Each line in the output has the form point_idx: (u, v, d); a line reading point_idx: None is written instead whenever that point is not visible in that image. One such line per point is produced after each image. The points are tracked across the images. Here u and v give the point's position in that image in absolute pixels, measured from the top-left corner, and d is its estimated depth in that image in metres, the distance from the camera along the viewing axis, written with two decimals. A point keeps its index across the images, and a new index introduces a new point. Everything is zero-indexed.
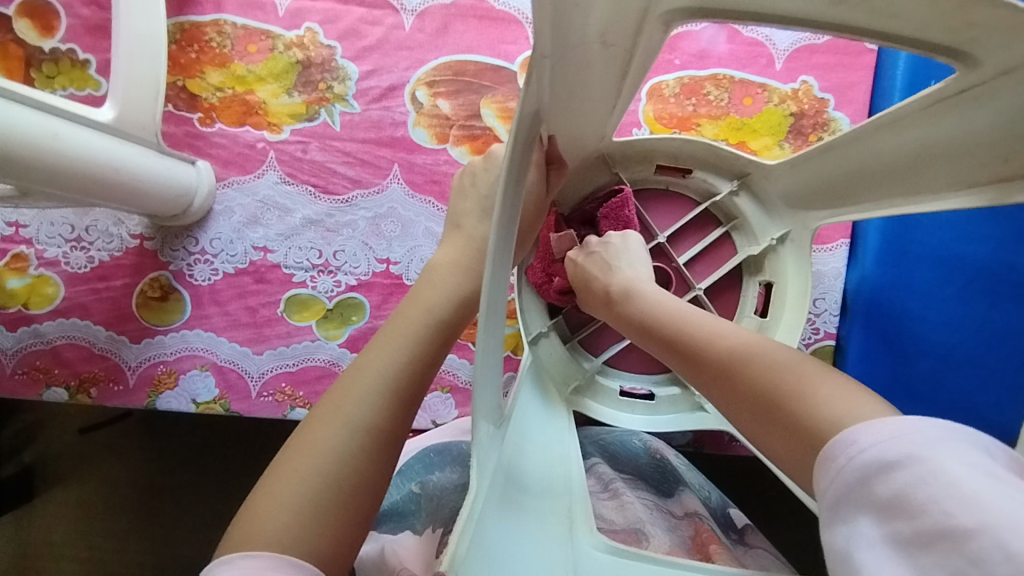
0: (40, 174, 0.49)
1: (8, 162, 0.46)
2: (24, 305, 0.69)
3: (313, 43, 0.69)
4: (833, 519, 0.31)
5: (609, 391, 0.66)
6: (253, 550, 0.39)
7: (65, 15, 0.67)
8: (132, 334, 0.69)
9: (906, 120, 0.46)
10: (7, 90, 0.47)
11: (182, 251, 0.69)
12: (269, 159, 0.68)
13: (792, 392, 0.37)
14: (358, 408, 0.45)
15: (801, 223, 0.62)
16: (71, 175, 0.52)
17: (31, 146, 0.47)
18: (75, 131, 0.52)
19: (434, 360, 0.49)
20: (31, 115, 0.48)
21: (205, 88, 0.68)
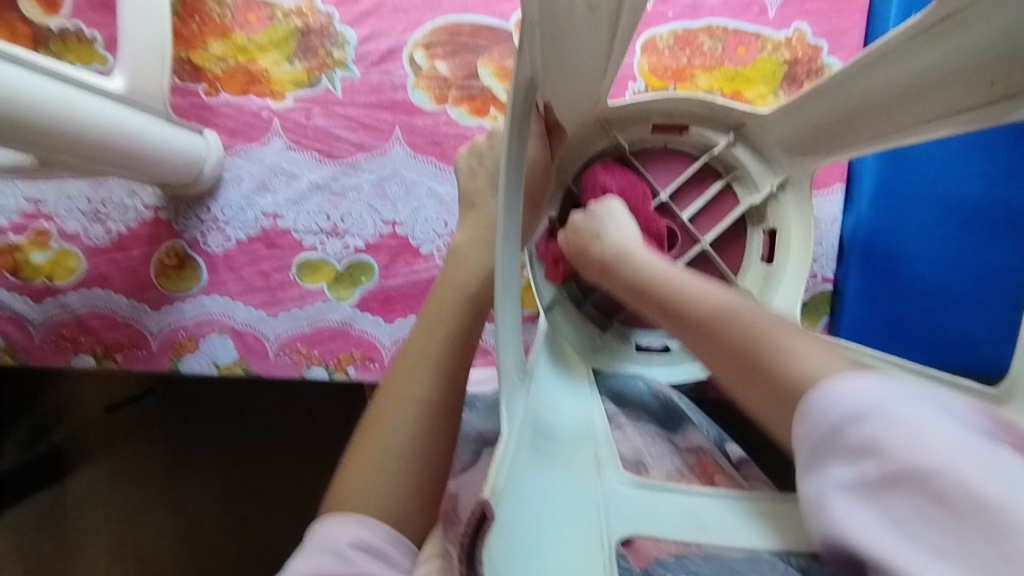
0: (62, 143, 0.52)
1: (32, 131, 0.49)
2: (48, 278, 0.72)
3: (311, 10, 0.70)
4: (812, 467, 0.35)
5: (624, 348, 0.69)
6: (339, 511, 0.47)
7: None
8: (153, 301, 0.72)
9: (891, 57, 0.47)
10: (27, 61, 0.49)
11: (196, 220, 0.71)
12: (273, 127, 0.70)
13: (766, 353, 0.40)
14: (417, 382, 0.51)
15: (800, 171, 0.64)
16: (87, 139, 0.54)
17: (51, 115, 0.50)
18: (90, 100, 0.54)
19: (472, 327, 0.54)
20: (51, 86, 0.50)
21: (209, 59, 0.70)
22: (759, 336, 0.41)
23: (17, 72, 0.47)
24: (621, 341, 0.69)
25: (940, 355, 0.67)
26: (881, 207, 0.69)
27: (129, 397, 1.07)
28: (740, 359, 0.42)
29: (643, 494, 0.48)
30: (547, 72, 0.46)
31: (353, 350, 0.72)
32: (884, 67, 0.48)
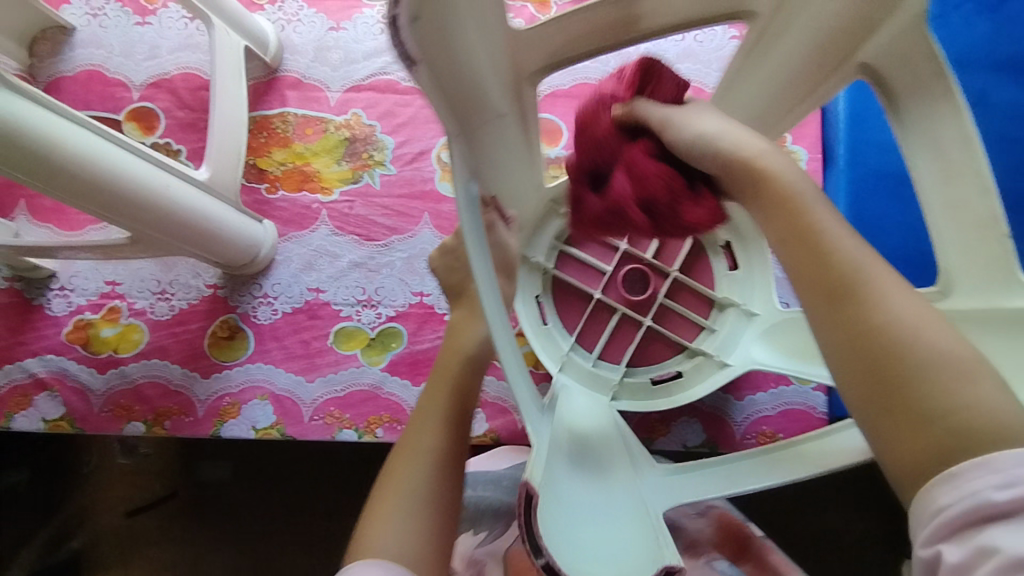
0: (158, 220, 0.64)
1: (138, 210, 0.61)
2: (114, 350, 0.80)
3: (358, 124, 0.84)
4: (941, 527, 0.30)
5: (641, 385, 0.73)
6: (355, 561, 0.46)
7: (164, 117, 0.85)
8: (204, 370, 0.80)
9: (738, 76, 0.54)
10: (154, 156, 0.61)
11: (249, 295, 0.81)
12: (322, 217, 0.83)
13: (927, 366, 0.31)
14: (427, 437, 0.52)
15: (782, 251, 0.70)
16: (173, 220, 0.65)
17: (158, 199, 0.62)
18: (190, 190, 0.66)
19: (475, 381, 0.56)
20: (164, 178, 0.62)
21: (271, 164, 0.84)
22: (936, 360, 0.31)
23: (143, 166, 0.59)
24: (635, 381, 0.73)
25: None
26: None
27: (149, 500, 1.05)
28: (905, 383, 0.32)
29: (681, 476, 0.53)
30: (490, 175, 0.51)
31: (382, 412, 0.78)
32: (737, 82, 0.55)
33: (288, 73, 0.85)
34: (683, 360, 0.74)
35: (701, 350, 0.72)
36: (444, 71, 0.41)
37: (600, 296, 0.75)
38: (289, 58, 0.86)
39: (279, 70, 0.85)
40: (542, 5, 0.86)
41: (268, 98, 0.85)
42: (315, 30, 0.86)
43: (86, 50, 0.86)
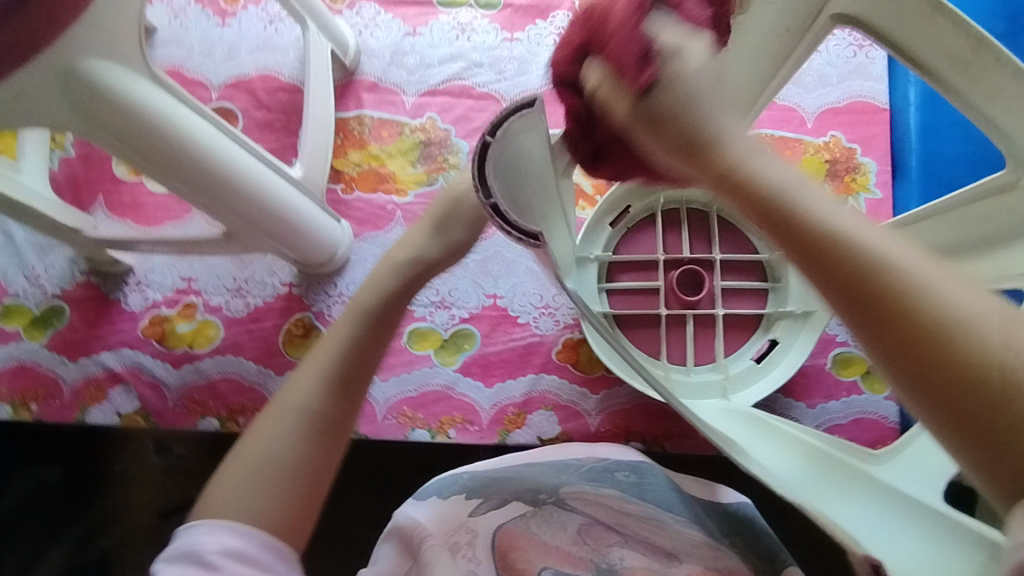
0: (270, 221, 0.66)
1: (258, 212, 0.63)
2: (189, 345, 0.81)
3: (433, 127, 0.85)
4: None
5: (748, 369, 0.71)
6: (207, 524, 0.45)
7: (242, 117, 0.86)
8: (278, 367, 0.80)
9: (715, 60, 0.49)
10: (270, 160, 0.64)
11: (324, 293, 0.82)
12: (396, 218, 0.83)
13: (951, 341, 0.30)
14: (367, 294, 0.55)
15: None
16: (282, 221, 0.67)
17: (275, 202, 0.64)
18: (295, 191, 0.68)
19: (366, 365, 0.53)
20: (279, 181, 0.65)
21: (347, 164, 0.85)
22: (937, 325, 0.30)
23: (266, 172, 0.62)
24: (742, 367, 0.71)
25: None
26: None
27: None
28: (939, 355, 0.30)
29: (893, 453, 0.54)
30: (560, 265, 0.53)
31: (455, 413, 0.79)
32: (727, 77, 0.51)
33: (365, 77, 0.87)
34: (767, 326, 0.73)
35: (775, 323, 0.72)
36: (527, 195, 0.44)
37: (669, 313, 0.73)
38: (366, 62, 0.87)
39: (356, 74, 0.87)
40: None
41: (345, 101, 0.86)
42: (391, 35, 0.88)
43: (166, 49, 0.88)
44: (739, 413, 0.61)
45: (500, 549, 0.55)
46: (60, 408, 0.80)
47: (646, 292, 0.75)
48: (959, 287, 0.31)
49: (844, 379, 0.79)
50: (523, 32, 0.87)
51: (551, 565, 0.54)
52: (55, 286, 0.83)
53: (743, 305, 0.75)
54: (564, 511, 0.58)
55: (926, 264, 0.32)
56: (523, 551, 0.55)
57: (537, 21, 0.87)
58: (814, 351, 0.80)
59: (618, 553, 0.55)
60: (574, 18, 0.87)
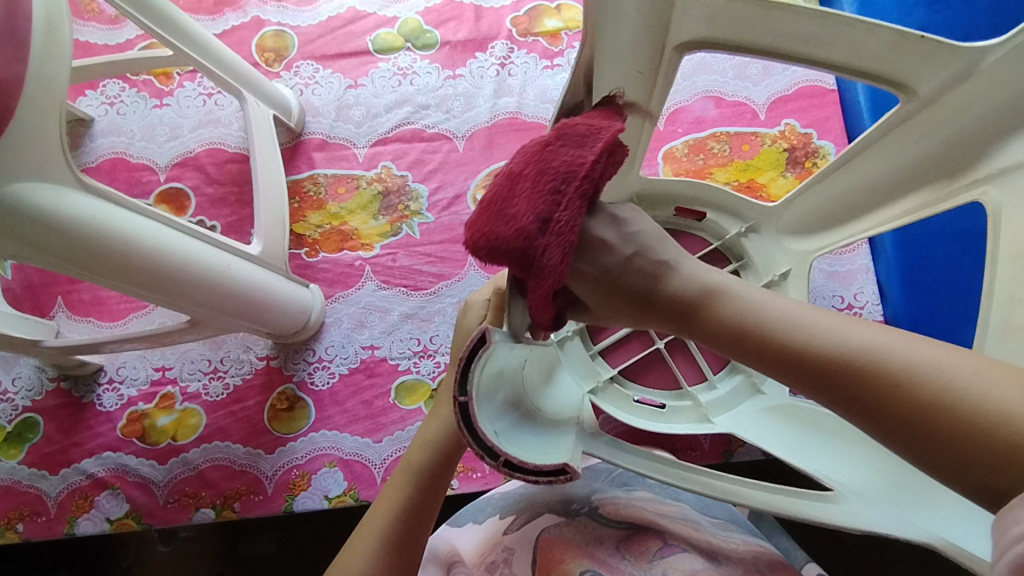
0: (235, 305, 0.64)
1: (222, 298, 0.61)
2: (172, 438, 0.78)
3: (389, 176, 0.84)
4: None
5: None
6: None
7: (194, 196, 0.84)
8: (267, 445, 0.78)
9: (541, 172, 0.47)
10: (226, 243, 0.62)
11: (303, 362, 0.80)
12: (366, 273, 0.82)
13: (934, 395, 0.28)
14: (414, 452, 0.57)
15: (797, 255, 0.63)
16: (247, 301, 0.65)
17: (238, 285, 0.63)
18: (257, 269, 0.67)
19: (421, 517, 0.54)
20: (239, 262, 0.63)
21: (308, 227, 0.83)
22: (917, 399, 0.29)
23: (223, 257, 0.60)
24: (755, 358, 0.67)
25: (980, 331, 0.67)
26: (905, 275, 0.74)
27: None
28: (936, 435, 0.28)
29: None
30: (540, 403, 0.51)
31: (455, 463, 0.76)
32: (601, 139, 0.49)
33: (313, 136, 0.86)
34: None
35: None
36: (495, 410, 0.43)
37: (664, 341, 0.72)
38: (312, 121, 0.86)
39: (304, 134, 0.86)
40: (553, 37, 0.86)
41: (297, 163, 0.85)
42: (333, 90, 0.87)
43: (107, 139, 0.86)
44: (773, 409, 0.60)
45: (540, 565, 0.52)
46: (48, 524, 0.76)
47: (633, 337, 0.73)
48: (917, 348, 0.30)
49: None
50: (464, 67, 0.87)
51: (591, 567, 0.51)
52: (26, 399, 0.81)
53: None
54: (601, 524, 0.55)
55: (903, 346, 0.30)
56: (559, 567, 0.51)
57: (477, 54, 0.87)
58: None
59: (659, 567, 0.50)
60: (513, 46, 0.87)
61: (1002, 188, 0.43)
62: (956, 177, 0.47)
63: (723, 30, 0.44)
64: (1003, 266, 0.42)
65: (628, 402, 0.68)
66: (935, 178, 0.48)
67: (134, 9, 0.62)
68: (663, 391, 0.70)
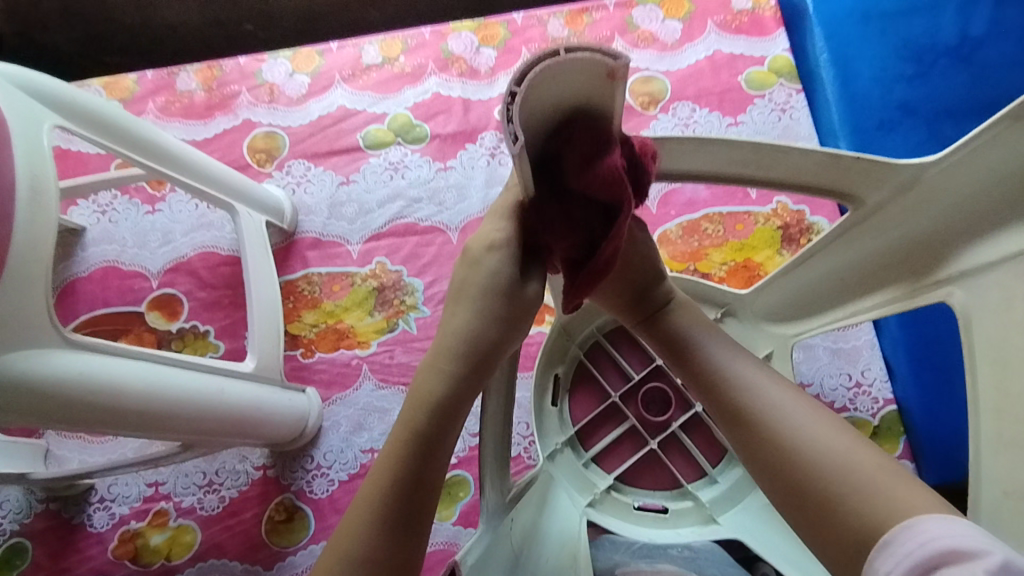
0: (231, 427, 0.62)
1: (217, 425, 0.59)
2: (166, 558, 0.75)
3: (384, 271, 0.83)
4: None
5: None
6: None
7: (186, 300, 0.83)
8: (265, 561, 0.74)
9: (459, 295, 0.45)
10: (216, 366, 0.61)
11: (301, 470, 0.77)
12: (363, 372, 0.80)
13: (791, 436, 0.41)
14: (352, 528, 0.41)
15: (778, 337, 0.65)
16: (242, 420, 0.63)
17: (232, 407, 0.61)
18: (251, 387, 0.65)
19: None
20: (232, 383, 0.62)
21: (304, 327, 0.82)
22: (792, 457, 0.40)
23: (216, 383, 0.59)
24: None
25: None
26: (917, 371, 0.73)
27: None
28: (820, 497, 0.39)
29: None
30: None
31: None
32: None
33: (306, 235, 0.86)
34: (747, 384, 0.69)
35: None
36: None
37: (657, 440, 0.71)
38: (305, 220, 0.86)
39: (297, 233, 0.86)
40: None
41: (291, 263, 0.85)
42: (325, 187, 0.87)
43: (99, 247, 0.86)
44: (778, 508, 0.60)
45: None
46: None
47: (624, 439, 0.72)
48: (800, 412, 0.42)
49: None
50: (455, 159, 0.87)
51: None
52: (13, 522, 0.77)
53: None
54: None
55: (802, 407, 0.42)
56: None
57: (467, 145, 0.88)
58: None
59: None
60: (501, 136, 0.88)
61: (971, 287, 0.44)
62: (920, 276, 0.48)
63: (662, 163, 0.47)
64: (986, 375, 0.42)
65: (628, 510, 0.67)
66: (903, 274, 0.50)
67: (125, 148, 0.61)
68: (664, 492, 0.69)
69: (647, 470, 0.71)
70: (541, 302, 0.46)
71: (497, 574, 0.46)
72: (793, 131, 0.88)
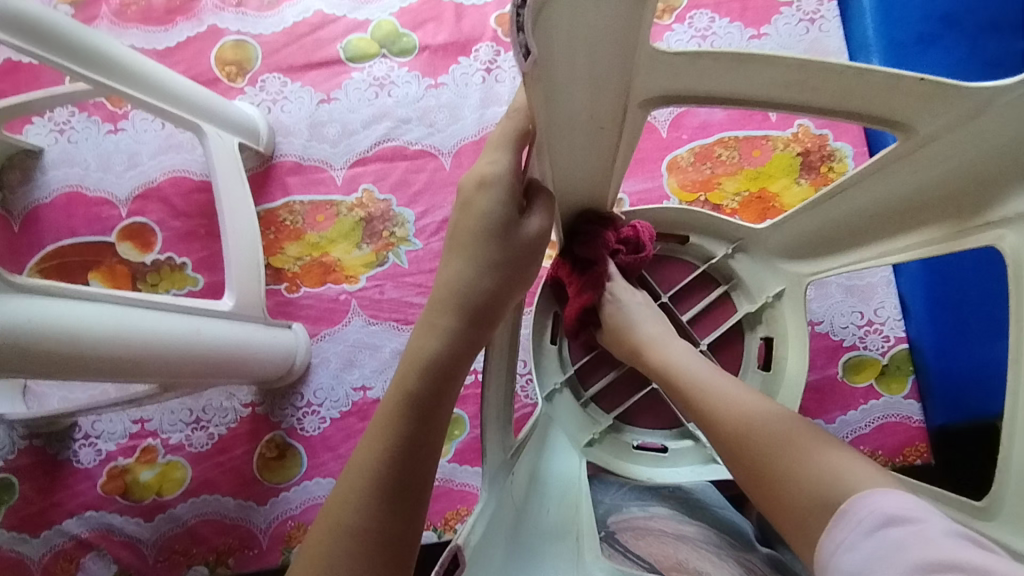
0: (212, 369, 0.59)
1: (196, 368, 0.56)
2: (157, 493, 0.74)
3: (371, 200, 0.77)
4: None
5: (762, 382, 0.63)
6: None
7: (159, 230, 0.77)
8: (259, 497, 0.73)
9: (453, 241, 0.42)
10: (189, 306, 0.56)
11: (292, 407, 0.75)
12: (352, 308, 0.76)
13: (768, 446, 0.42)
14: (344, 492, 0.37)
15: (791, 274, 0.61)
16: (224, 362, 0.60)
17: (211, 349, 0.57)
18: (231, 327, 0.61)
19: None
20: (208, 323, 0.57)
21: (287, 260, 0.77)
22: (770, 468, 0.41)
23: (189, 324, 0.54)
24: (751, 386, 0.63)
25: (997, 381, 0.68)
26: (933, 309, 0.71)
27: None
28: (763, 476, 0.42)
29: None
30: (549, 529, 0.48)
31: (458, 506, 0.71)
32: (569, 167, 0.48)
33: (285, 159, 0.79)
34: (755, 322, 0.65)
35: (763, 327, 0.64)
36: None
37: None
38: (283, 142, 0.79)
39: (275, 157, 0.79)
40: None
41: (270, 190, 0.78)
42: (304, 106, 0.79)
43: (60, 171, 0.79)
44: None
45: None
46: None
47: (624, 378, 0.68)
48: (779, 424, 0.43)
49: (860, 384, 0.72)
50: (447, 75, 0.79)
51: None
52: None
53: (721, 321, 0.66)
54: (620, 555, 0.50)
55: (752, 401, 0.45)
56: None
57: (460, 58, 0.79)
58: (821, 362, 0.74)
59: None
60: (499, 48, 0.79)
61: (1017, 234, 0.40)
62: (963, 219, 0.43)
63: (686, 84, 0.40)
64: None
65: (628, 450, 0.64)
66: (941, 215, 0.45)
67: (64, 59, 0.56)
68: (663, 432, 0.66)
69: (645, 409, 0.67)
70: (546, 237, 0.42)
71: (498, 538, 0.44)
72: (822, 44, 0.79)
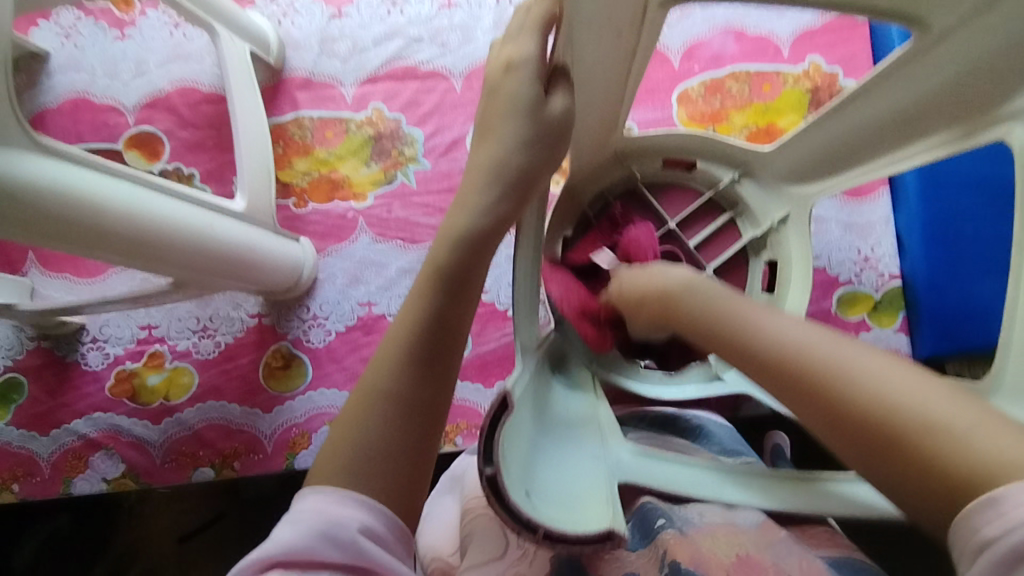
0: (225, 265, 0.59)
1: (209, 260, 0.57)
2: (164, 398, 0.76)
3: (381, 119, 0.77)
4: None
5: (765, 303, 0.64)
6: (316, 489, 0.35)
7: (167, 139, 0.77)
8: (264, 404, 0.75)
9: (486, 130, 0.46)
10: (203, 199, 0.57)
11: (297, 319, 0.76)
12: (359, 225, 0.77)
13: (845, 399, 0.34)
14: (380, 361, 0.39)
15: (797, 197, 0.63)
16: (236, 260, 0.61)
17: (223, 244, 0.58)
18: (242, 228, 0.62)
19: (397, 434, 0.37)
20: (220, 219, 0.58)
21: (295, 175, 0.77)
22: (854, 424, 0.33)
23: (203, 215, 0.55)
24: None
25: (981, 315, 0.71)
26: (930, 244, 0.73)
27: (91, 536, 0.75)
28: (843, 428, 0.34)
29: None
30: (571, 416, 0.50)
31: (459, 420, 0.73)
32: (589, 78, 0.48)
33: (295, 73, 0.78)
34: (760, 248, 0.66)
35: (764, 251, 0.65)
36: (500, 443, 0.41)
37: None
38: (293, 56, 0.79)
39: (285, 71, 0.78)
40: None
41: (279, 105, 0.78)
42: (315, 21, 0.79)
43: (65, 75, 0.78)
44: None
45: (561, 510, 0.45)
46: (43, 484, 0.74)
47: None
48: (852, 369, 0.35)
49: (852, 318, 0.75)
50: None
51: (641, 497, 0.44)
52: (6, 358, 0.77)
53: (725, 246, 0.68)
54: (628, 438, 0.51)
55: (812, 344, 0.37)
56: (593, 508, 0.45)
57: None
58: (816, 295, 0.76)
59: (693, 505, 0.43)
60: None
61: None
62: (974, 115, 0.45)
63: None
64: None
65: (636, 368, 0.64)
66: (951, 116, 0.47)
67: None
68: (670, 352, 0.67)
69: None
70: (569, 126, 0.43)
71: (529, 410, 0.44)
72: None
